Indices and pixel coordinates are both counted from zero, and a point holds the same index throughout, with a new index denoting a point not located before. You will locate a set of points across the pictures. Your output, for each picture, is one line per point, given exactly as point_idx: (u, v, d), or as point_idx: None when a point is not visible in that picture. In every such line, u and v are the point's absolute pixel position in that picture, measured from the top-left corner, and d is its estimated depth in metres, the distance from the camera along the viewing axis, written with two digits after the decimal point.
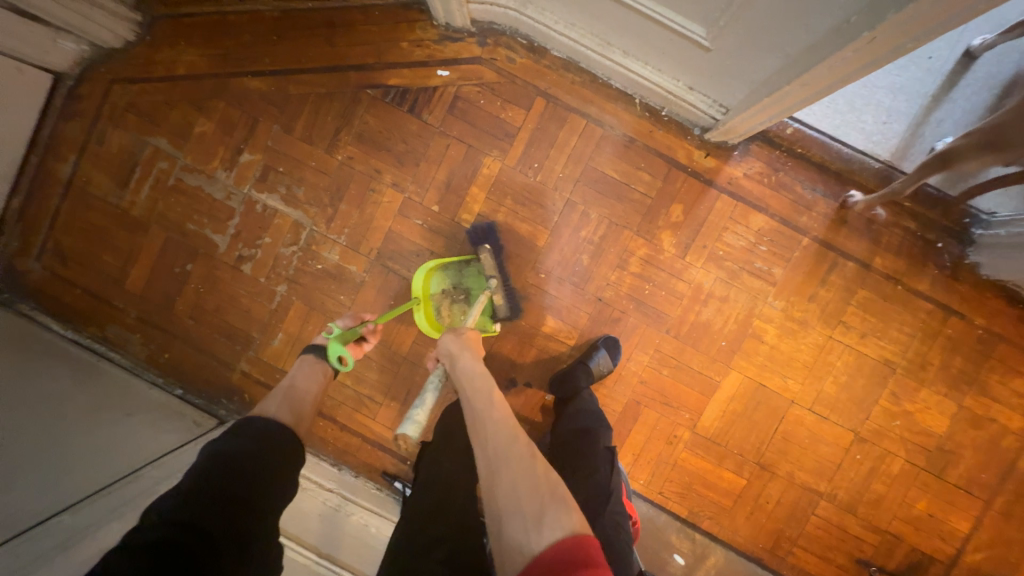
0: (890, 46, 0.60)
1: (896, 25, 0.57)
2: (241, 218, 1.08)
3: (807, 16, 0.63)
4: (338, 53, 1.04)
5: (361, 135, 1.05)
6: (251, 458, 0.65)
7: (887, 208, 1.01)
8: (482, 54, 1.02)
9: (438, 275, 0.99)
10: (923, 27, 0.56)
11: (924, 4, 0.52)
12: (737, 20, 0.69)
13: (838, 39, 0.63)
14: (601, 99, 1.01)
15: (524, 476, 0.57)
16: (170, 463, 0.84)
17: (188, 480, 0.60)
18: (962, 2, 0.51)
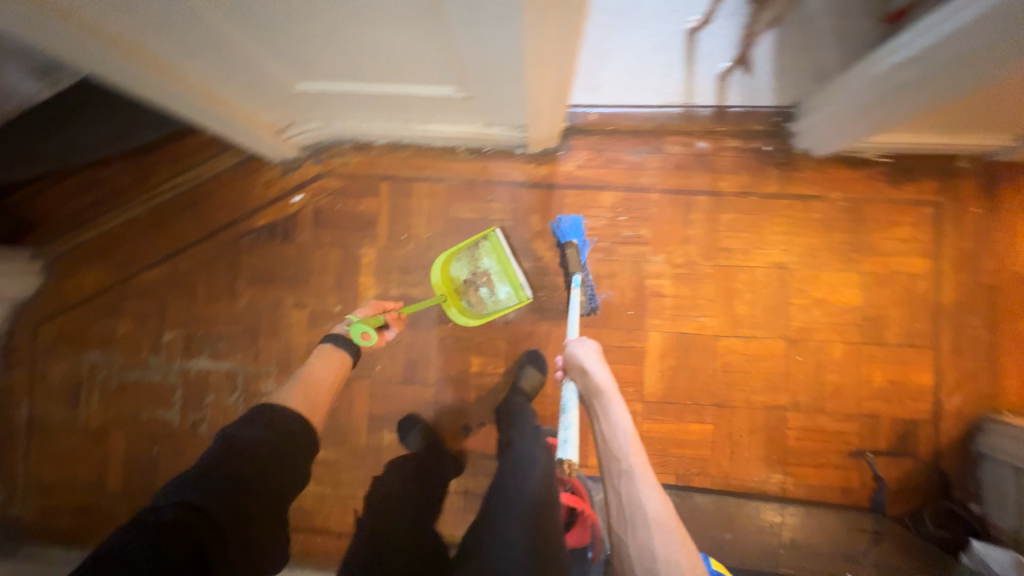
0: (554, 57, 0.71)
1: (536, 54, 0.68)
2: (182, 388, 1.18)
3: (492, 69, 0.75)
4: (210, 220, 1.19)
5: (254, 276, 1.18)
6: (259, 450, 0.74)
7: (707, 139, 1.11)
8: (322, 170, 1.17)
9: (457, 263, 1.08)
10: (553, 44, 0.67)
11: (532, 40, 0.63)
12: (459, 78, 0.81)
13: (520, 72, 0.74)
14: (432, 161, 1.15)
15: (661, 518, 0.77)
16: None
17: (203, 468, 0.70)
18: (553, 25, 0.62)
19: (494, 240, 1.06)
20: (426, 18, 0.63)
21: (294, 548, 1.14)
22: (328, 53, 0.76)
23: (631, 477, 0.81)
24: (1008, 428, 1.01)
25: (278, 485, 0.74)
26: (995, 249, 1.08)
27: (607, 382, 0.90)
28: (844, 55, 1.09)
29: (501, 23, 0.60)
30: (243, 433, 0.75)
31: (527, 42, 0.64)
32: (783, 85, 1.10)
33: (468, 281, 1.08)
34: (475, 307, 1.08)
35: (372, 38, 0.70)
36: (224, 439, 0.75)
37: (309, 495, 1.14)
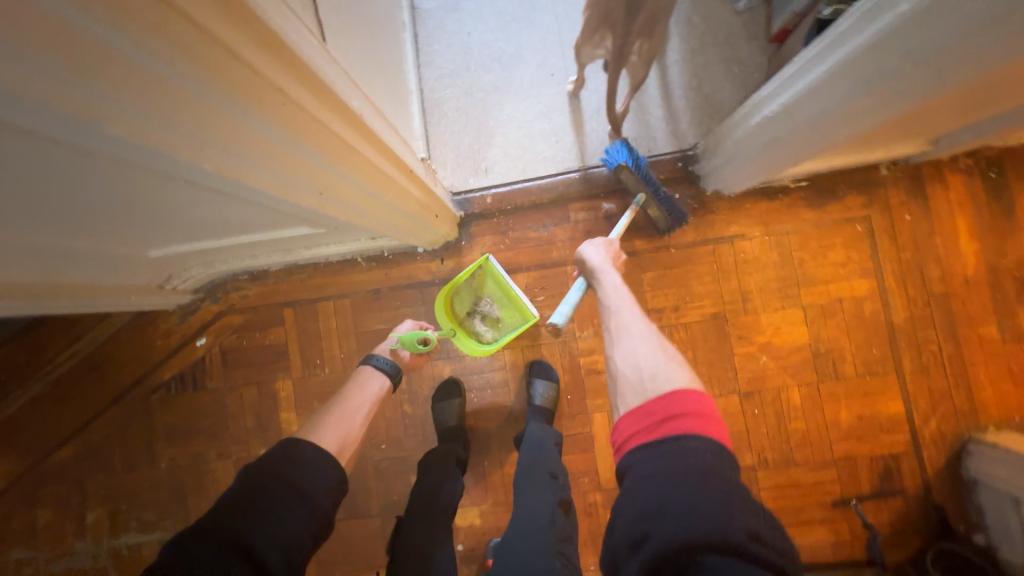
0: (390, 210, 0.65)
1: (359, 216, 0.62)
2: (116, 570, 1.09)
3: (328, 222, 0.69)
4: (114, 383, 1.11)
5: (170, 434, 1.11)
6: (273, 493, 0.59)
7: (613, 198, 1.04)
8: (221, 307, 1.10)
9: (460, 294, 1.00)
10: (377, 208, 0.61)
11: (341, 212, 0.57)
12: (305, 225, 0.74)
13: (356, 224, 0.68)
14: (332, 277, 1.08)
15: (650, 344, 0.72)
16: None
17: (207, 518, 0.56)
18: (365, 200, 0.57)
19: (491, 267, 0.96)
20: (214, 201, 0.56)
21: None
22: (154, 230, 0.70)
23: (619, 312, 0.77)
24: (992, 450, 0.92)
25: (290, 540, 0.58)
26: (938, 253, 1.00)
27: (601, 259, 0.84)
28: (735, 86, 1.02)
29: (281, 203, 0.52)
30: (256, 466, 0.62)
31: (335, 213, 0.57)
32: (679, 127, 1.03)
33: (473, 312, 1.00)
34: (485, 338, 0.98)
35: (182, 220, 0.64)
36: (252, 467, 0.62)
37: None
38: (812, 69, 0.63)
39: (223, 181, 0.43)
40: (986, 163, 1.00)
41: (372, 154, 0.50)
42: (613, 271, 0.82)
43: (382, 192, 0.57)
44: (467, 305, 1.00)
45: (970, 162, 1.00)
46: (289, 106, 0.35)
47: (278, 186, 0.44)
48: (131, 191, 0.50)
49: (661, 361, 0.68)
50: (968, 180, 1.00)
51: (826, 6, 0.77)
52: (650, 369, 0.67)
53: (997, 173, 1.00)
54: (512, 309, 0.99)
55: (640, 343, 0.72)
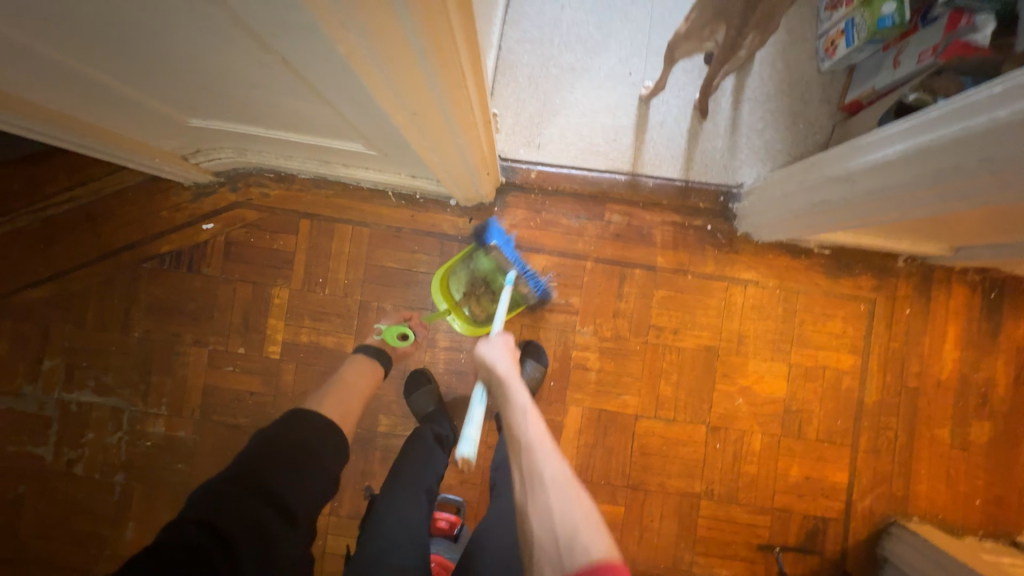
0: (455, 153, 0.65)
1: (428, 147, 0.61)
2: (59, 423, 1.08)
3: (391, 145, 0.68)
4: (106, 241, 1.08)
5: (150, 307, 1.08)
6: (290, 451, 0.63)
7: (649, 211, 1.06)
8: (238, 198, 1.08)
9: (455, 275, 1.00)
10: (447, 146, 0.61)
11: (414, 138, 0.57)
12: (363, 142, 0.74)
13: (416, 153, 0.67)
14: (358, 203, 1.07)
15: (561, 488, 0.60)
16: None
17: (230, 475, 0.58)
18: (443, 134, 0.56)
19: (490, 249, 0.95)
20: (285, 85, 0.54)
21: None
22: (208, 99, 0.67)
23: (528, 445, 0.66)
24: (912, 537, 1.00)
25: (309, 495, 0.62)
26: (923, 351, 1.07)
27: (507, 368, 0.76)
28: (796, 140, 1.05)
29: (363, 105, 0.50)
30: (268, 432, 0.65)
31: (410, 137, 0.57)
32: (733, 163, 1.05)
33: (470, 293, 1.00)
34: (477, 318, 0.99)
35: (247, 97, 0.62)
36: (264, 433, 0.65)
37: None
38: (890, 146, 0.65)
39: (328, 64, 0.41)
40: (991, 284, 1.06)
41: (473, 91, 0.49)
42: (516, 383, 0.75)
43: (458, 131, 0.56)
44: (463, 285, 1.00)
45: (977, 279, 1.06)
46: (441, 21, 0.35)
47: (378, 87, 0.42)
48: (211, 48, 0.47)
49: (573, 509, 0.58)
50: (970, 295, 1.06)
51: (911, 92, 0.80)
52: (566, 526, 0.56)
53: (996, 296, 1.06)
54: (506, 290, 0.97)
55: (552, 489, 0.60)
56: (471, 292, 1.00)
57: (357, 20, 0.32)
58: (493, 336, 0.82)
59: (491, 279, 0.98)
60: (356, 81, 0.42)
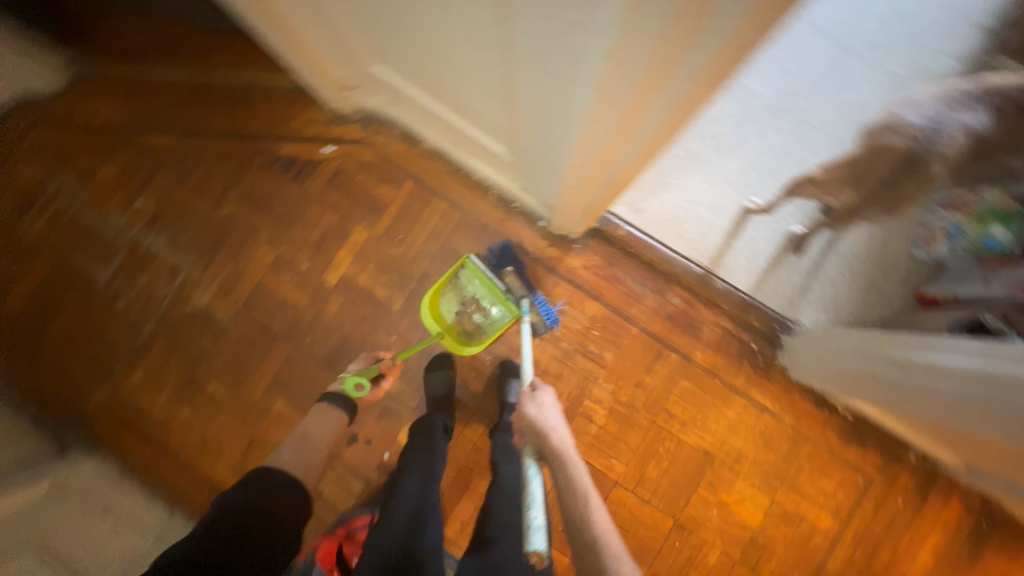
0: (594, 187, 0.73)
1: (577, 177, 0.70)
2: (124, 256, 1.16)
3: (536, 164, 0.76)
4: (237, 123, 1.18)
5: (246, 195, 1.17)
6: (252, 505, 0.80)
7: (707, 308, 1.12)
8: (363, 138, 1.17)
9: (444, 296, 1.06)
10: (594, 180, 0.69)
11: (574, 167, 0.65)
12: (509, 147, 0.83)
13: (556, 178, 0.76)
14: (461, 187, 1.15)
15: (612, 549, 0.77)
16: None
17: (203, 529, 0.76)
18: (601, 172, 0.64)
19: (470, 266, 1.00)
20: (496, 94, 0.66)
21: (138, 454, 1.12)
22: (407, 61, 0.77)
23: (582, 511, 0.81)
24: None
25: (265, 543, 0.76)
26: (898, 546, 1.09)
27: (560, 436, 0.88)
28: (865, 306, 1.10)
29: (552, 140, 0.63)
30: (233, 492, 0.82)
31: (570, 165, 0.65)
32: (799, 301, 1.11)
33: (462, 310, 1.05)
34: (470, 333, 1.05)
35: (445, 76, 0.72)
36: (231, 495, 0.81)
37: (179, 415, 1.13)
38: (954, 356, 0.71)
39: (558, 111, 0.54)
40: (987, 514, 1.08)
41: (653, 147, 0.58)
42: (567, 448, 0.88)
43: (611, 181, 0.69)
44: (452, 305, 1.06)
45: (976, 504, 1.09)
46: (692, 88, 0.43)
47: (590, 138, 0.54)
48: (464, 52, 0.60)
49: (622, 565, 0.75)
50: (964, 515, 1.09)
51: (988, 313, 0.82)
52: None
53: (987, 527, 1.08)
54: (495, 300, 1.02)
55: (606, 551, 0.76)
56: (461, 307, 1.05)
57: (625, 95, 0.45)
58: (544, 398, 0.93)
59: (478, 294, 1.03)
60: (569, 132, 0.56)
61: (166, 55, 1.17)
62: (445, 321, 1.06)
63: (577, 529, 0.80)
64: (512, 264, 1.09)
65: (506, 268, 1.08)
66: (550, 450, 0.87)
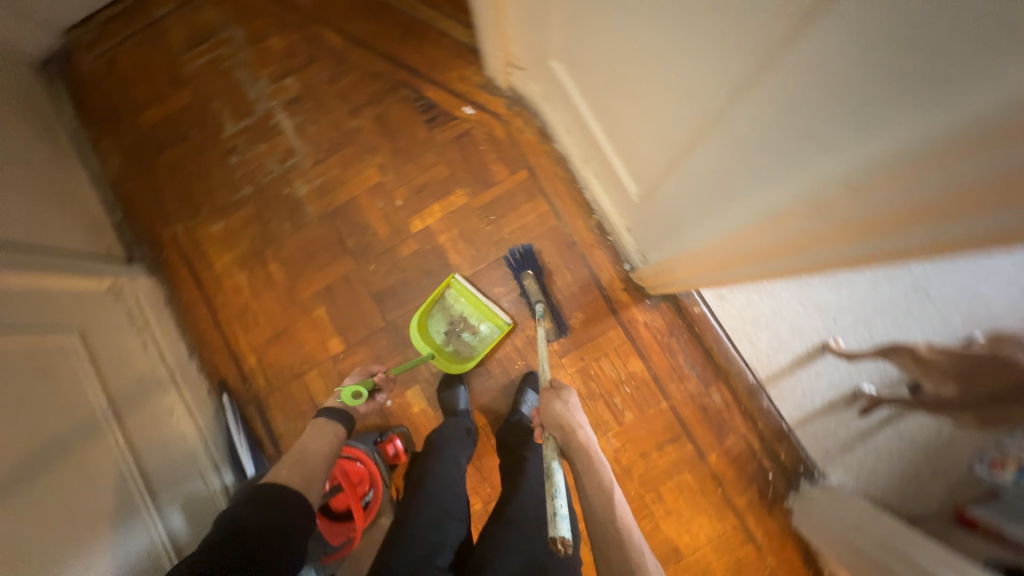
0: (718, 269, 0.74)
1: (713, 252, 0.71)
2: (254, 120, 1.24)
3: (677, 220, 0.78)
4: (402, 51, 1.23)
5: (379, 116, 1.23)
6: (257, 531, 0.70)
7: (743, 419, 1.09)
8: (504, 114, 1.19)
9: (432, 320, 1.12)
10: (724, 264, 0.70)
11: (722, 243, 0.67)
12: (648, 195, 0.85)
13: (689, 241, 0.77)
14: (569, 198, 1.16)
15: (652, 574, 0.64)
16: (44, 295, 0.92)
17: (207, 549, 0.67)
18: (741, 260, 0.66)
19: (457, 285, 1.09)
20: (684, 144, 0.66)
21: (186, 294, 1.20)
22: (597, 80, 0.80)
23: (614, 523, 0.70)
24: None
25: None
26: None
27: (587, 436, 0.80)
28: (903, 496, 1.03)
29: (726, 209, 0.62)
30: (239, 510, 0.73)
31: (719, 238, 0.67)
32: (835, 456, 1.06)
33: (450, 331, 1.11)
34: (461, 354, 1.11)
35: (630, 108, 0.75)
36: (233, 514, 0.72)
37: (234, 277, 1.20)
38: None
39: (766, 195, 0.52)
40: None
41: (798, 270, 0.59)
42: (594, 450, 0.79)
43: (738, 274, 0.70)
44: (441, 327, 1.12)
45: None
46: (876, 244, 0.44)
47: (761, 228, 0.56)
48: (678, 100, 0.61)
49: None
50: None
51: None
52: None
53: None
54: (483, 317, 1.10)
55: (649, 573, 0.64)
56: (449, 325, 1.12)
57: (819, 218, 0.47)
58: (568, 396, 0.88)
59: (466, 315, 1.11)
60: (762, 212, 0.54)
61: None
62: (435, 343, 1.10)
63: (608, 537, 0.69)
64: (534, 269, 1.12)
65: (526, 272, 1.12)
66: (576, 446, 0.78)
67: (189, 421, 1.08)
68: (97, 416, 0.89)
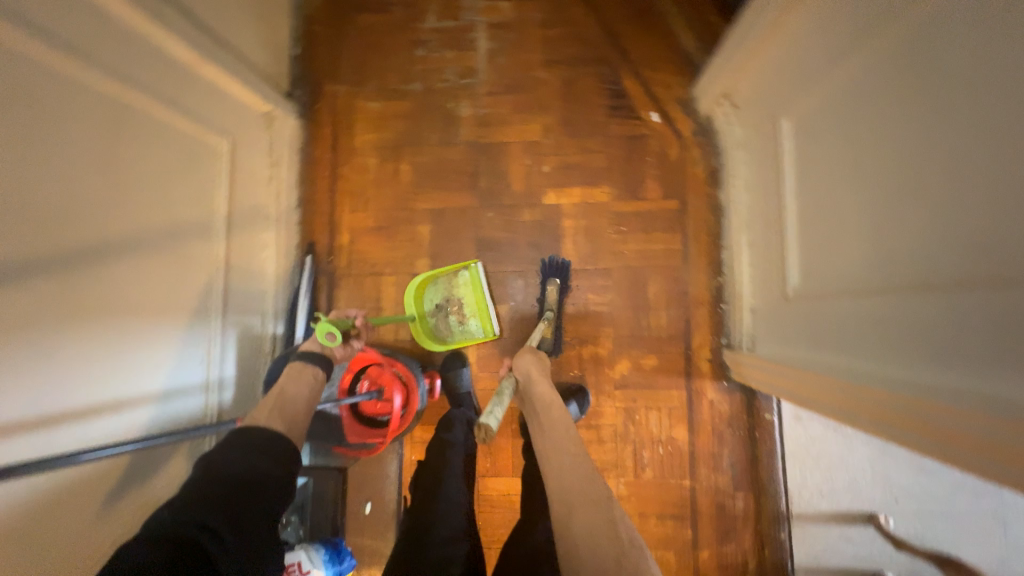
0: (826, 402, 0.72)
1: (839, 387, 0.70)
2: (454, 25, 1.22)
3: (823, 340, 0.76)
4: (623, 29, 1.18)
5: (568, 79, 1.19)
6: (241, 474, 0.66)
7: (752, 536, 1.06)
8: (687, 138, 1.13)
9: (430, 288, 1.12)
10: (841, 403, 0.69)
11: (859, 388, 0.65)
12: (801, 299, 0.82)
13: (825, 364, 0.75)
14: (704, 249, 1.11)
15: (595, 496, 0.74)
16: (217, 96, 0.95)
17: (181, 507, 0.60)
18: (861, 409, 0.65)
19: (471, 272, 1.10)
20: (889, 283, 0.62)
21: (318, 151, 1.23)
22: (823, 171, 0.75)
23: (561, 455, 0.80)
24: None
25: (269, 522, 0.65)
26: None
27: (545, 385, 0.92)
28: None
29: (915, 369, 0.58)
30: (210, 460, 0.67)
31: (863, 382, 0.65)
32: None
33: (442, 307, 1.12)
34: (439, 331, 1.12)
35: (845, 217, 0.71)
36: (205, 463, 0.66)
37: (365, 158, 1.22)
38: None
39: (983, 388, 0.49)
40: None
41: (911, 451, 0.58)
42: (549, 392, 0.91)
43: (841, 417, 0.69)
44: (435, 298, 1.12)
45: None
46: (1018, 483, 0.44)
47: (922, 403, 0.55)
48: (915, 245, 0.57)
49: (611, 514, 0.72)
50: None
51: None
52: (614, 532, 0.70)
53: None
54: (476, 313, 1.11)
55: (593, 498, 0.74)
56: (445, 299, 1.12)
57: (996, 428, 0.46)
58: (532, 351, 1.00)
59: (463, 300, 1.12)
60: (950, 397, 0.52)
61: None
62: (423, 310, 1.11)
63: (564, 469, 0.78)
64: (561, 280, 1.11)
65: (552, 279, 1.11)
66: (533, 393, 0.92)
67: (272, 264, 1.12)
68: (215, 223, 0.94)
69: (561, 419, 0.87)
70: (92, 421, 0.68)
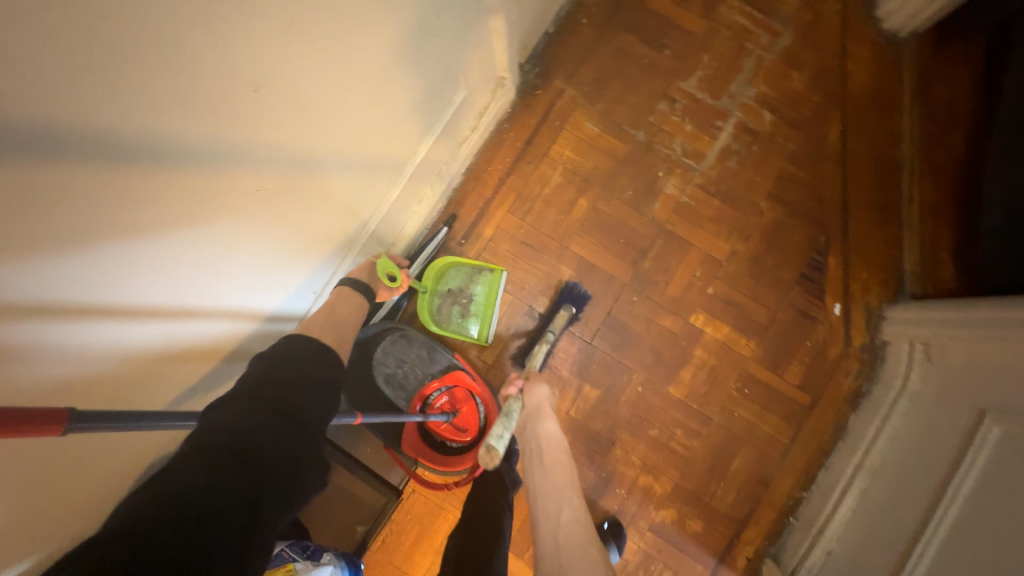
0: None
1: None
2: (709, 103, 1.14)
3: None
4: (857, 211, 1.11)
5: (779, 222, 1.11)
6: (275, 391, 0.55)
7: None
8: (852, 347, 1.08)
9: (449, 271, 1.04)
10: None
11: None
12: None
13: None
14: (805, 458, 1.05)
15: (581, 553, 0.75)
16: (487, 46, 0.87)
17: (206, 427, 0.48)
18: None
19: (495, 277, 1.04)
20: None
21: (513, 135, 1.14)
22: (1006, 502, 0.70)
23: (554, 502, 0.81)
24: None
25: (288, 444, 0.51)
26: None
27: (549, 419, 0.87)
28: None
29: None
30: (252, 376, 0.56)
31: None
32: None
33: (452, 294, 1.04)
34: (439, 317, 1.04)
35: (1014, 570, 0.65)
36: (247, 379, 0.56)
37: (551, 170, 1.13)
38: None
39: None
40: None
41: None
42: (553, 427, 0.87)
43: None
44: (452, 284, 1.04)
45: None
46: None
47: None
48: None
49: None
50: None
51: None
52: None
53: None
54: (479, 316, 1.04)
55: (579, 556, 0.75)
56: (461, 284, 1.04)
57: None
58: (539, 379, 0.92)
59: (476, 296, 1.04)
60: None
61: (926, 137, 1.11)
62: (437, 288, 1.03)
63: (554, 521, 0.79)
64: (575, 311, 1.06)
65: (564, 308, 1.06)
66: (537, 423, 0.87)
67: (416, 220, 1.03)
68: (403, 166, 0.85)
69: (562, 464, 0.85)
70: (214, 318, 0.61)
